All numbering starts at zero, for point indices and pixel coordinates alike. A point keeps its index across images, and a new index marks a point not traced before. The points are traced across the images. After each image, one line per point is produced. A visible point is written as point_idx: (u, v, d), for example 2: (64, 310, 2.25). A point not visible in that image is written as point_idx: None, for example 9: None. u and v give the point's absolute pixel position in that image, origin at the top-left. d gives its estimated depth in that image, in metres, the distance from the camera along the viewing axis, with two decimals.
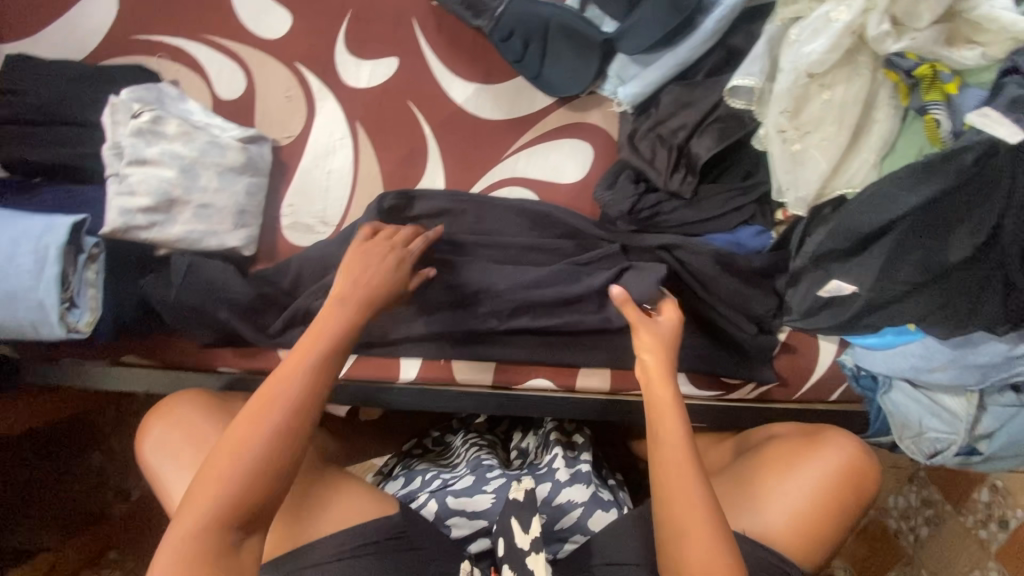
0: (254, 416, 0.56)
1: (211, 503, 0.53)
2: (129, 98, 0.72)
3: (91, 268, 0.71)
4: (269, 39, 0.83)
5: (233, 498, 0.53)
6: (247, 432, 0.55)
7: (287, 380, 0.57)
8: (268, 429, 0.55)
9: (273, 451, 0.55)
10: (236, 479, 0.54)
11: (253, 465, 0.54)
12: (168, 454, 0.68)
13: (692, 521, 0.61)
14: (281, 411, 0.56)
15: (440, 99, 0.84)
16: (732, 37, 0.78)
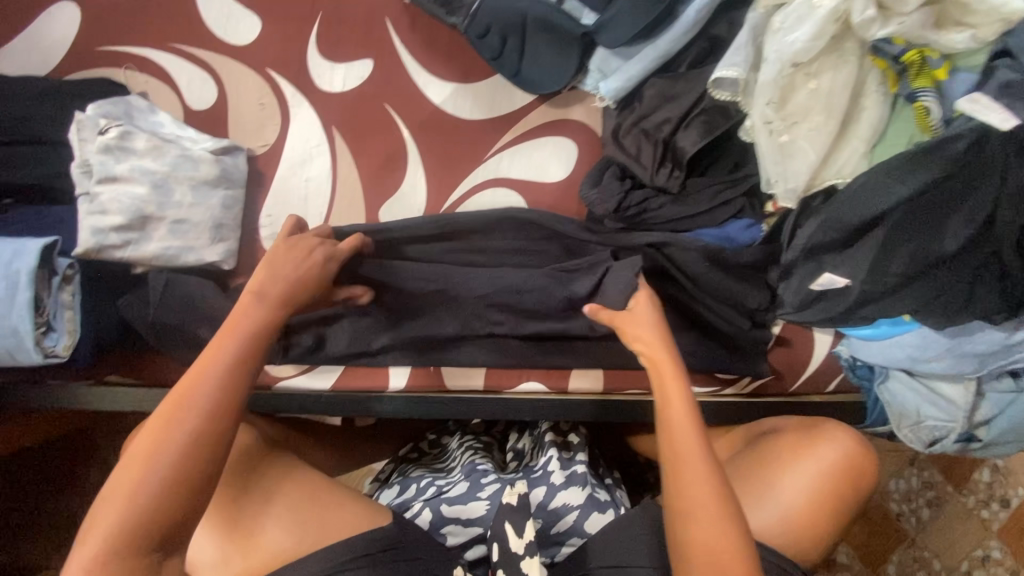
0: (159, 429, 0.52)
1: (116, 524, 0.49)
2: (95, 114, 0.71)
3: (66, 290, 0.69)
4: (239, 45, 0.80)
5: (138, 518, 0.50)
6: (151, 450, 0.51)
7: (196, 388, 0.53)
8: (176, 443, 0.51)
9: (187, 463, 0.52)
10: (141, 499, 0.50)
11: (162, 483, 0.51)
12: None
13: (698, 511, 0.59)
14: (190, 420, 0.53)
15: (418, 101, 0.82)
16: (715, 26, 0.76)
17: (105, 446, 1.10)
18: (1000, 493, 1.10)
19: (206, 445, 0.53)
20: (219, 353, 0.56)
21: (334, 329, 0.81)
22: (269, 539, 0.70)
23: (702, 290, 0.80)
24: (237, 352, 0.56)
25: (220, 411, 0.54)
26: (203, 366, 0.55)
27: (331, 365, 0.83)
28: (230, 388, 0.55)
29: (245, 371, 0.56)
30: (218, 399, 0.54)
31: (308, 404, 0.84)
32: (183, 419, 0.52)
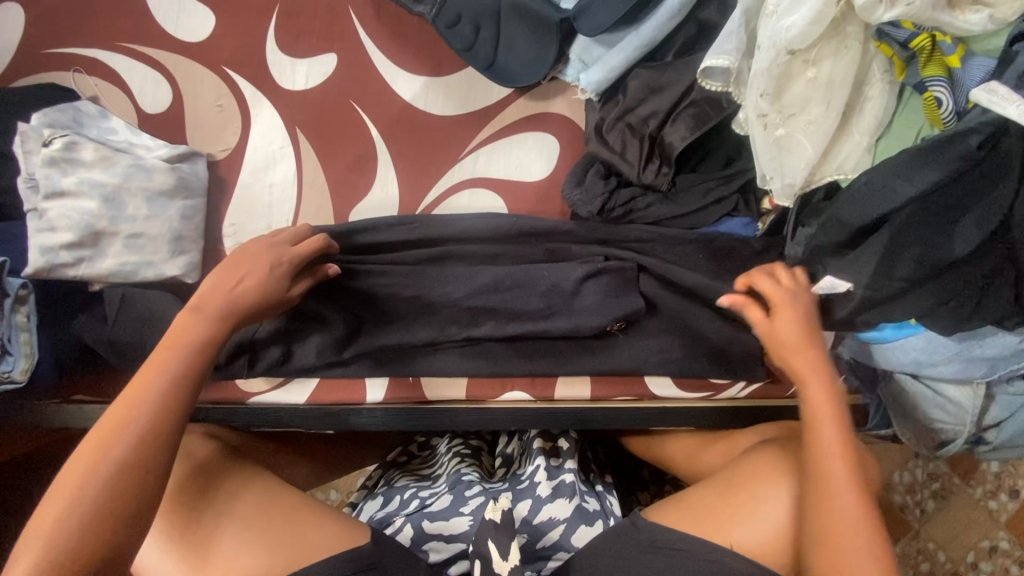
0: (88, 455, 0.48)
1: (48, 559, 0.45)
2: (39, 123, 0.66)
3: (21, 311, 0.66)
4: (192, 42, 0.75)
5: (80, 546, 0.46)
6: (78, 481, 0.47)
7: (126, 412, 0.50)
8: (111, 466, 0.48)
9: (120, 485, 0.48)
10: (69, 526, 0.46)
11: (95, 511, 0.47)
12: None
13: (844, 538, 0.52)
14: (138, 430, 0.50)
15: (386, 97, 0.77)
16: (703, 10, 0.69)
17: None
18: (1009, 482, 1.04)
19: (138, 475, 0.49)
20: (154, 378, 0.53)
21: (302, 342, 0.77)
22: (226, 557, 0.65)
23: (699, 294, 0.75)
24: (168, 374, 0.53)
25: (158, 431, 0.51)
26: (132, 392, 0.52)
27: (304, 378, 0.80)
28: (166, 408, 0.52)
29: (182, 390, 0.53)
30: (152, 425, 0.51)
31: (283, 417, 0.81)
32: (112, 449, 0.49)
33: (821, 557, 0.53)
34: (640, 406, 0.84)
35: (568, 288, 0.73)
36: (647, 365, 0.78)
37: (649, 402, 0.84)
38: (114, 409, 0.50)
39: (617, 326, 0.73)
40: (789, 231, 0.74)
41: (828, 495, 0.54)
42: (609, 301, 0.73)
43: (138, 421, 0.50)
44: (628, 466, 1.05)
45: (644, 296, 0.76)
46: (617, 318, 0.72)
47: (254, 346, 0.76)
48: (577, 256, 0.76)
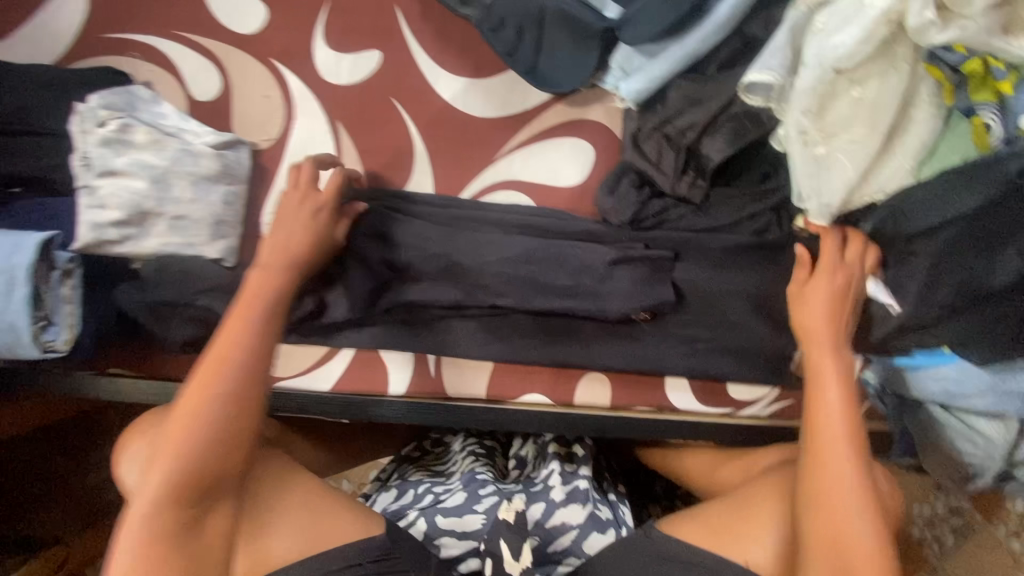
0: (193, 404, 0.58)
1: (170, 472, 0.56)
2: (95, 105, 0.69)
3: (67, 284, 0.68)
4: (244, 33, 0.77)
5: (192, 466, 0.57)
6: (192, 412, 0.58)
7: (213, 372, 0.60)
8: (217, 399, 0.59)
9: (216, 431, 0.58)
10: (180, 466, 0.56)
11: (198, 455, 0.57)
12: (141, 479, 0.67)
13: (836, 504, 0.57)
14: (234, 370, 0.60)
15: (427, 96, 0.78)
16: (750, 25, 0.68)
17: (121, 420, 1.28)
18: None
19: (239, 406, 0.59)
20: (243, 324, 0.62)
21: (335, 297, 0.77)
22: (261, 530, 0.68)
23: (723, 287, 0.78)
24: (244, 334, 0.62)
25: (241, 385, 0.60)
26: (227, 338, 0.62)
27: (332, 367, 0.82)
28: (244, 367, 0.61)
29: (261, 349, 0.62)
30: (245, 368, 0.61)
31: (307, 404, 0.82)
32: (216, 386, 0.59)
33: (818, 520, 0.57)
34: (658, 417, 0.85)
35: (600, 268, 0.76)
36: (670, 359, 0.80)
37: (670, 413, 0.85)
38: (215, 351, 0.61)
39: (644, 315, 0.77)
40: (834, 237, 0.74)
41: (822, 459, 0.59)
42: (639, 287, 0.76)
43: (233, 362, 0.60)
44: (642, 476, 1.05)
45: (677, 283, 0.78)
46: (644, 306, 0.76)
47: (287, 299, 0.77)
48: (612, 239, 0.77)
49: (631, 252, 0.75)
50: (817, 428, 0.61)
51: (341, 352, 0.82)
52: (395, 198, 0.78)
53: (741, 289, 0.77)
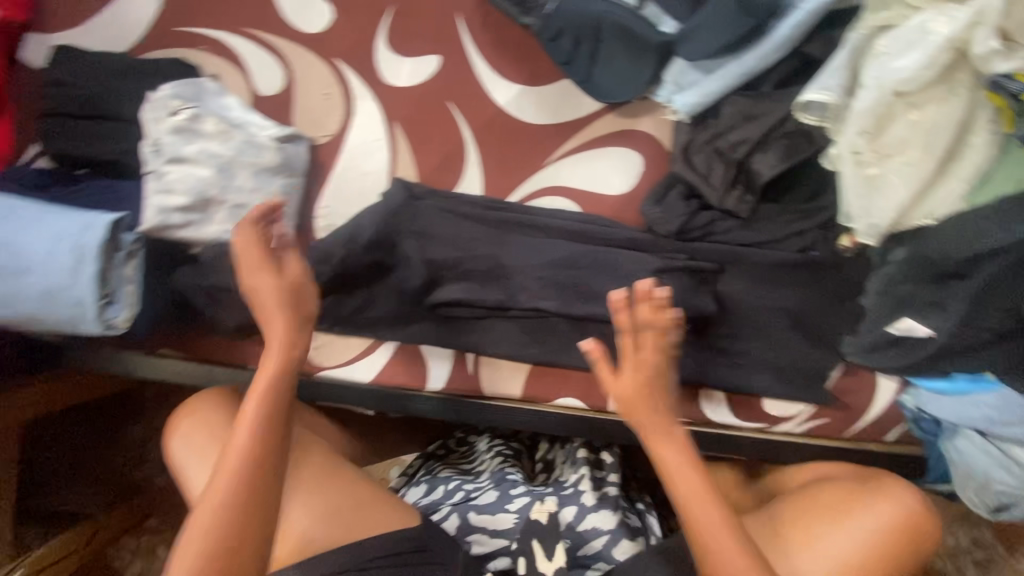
0: (221, 479, 0.60)
1: (202, 550, 0.57)
2: (168, 94, 0.71)
3: (130, 265, 0.70)
4: (310, 33, 0.79)
5: (222, 540, 0.57)
6: (222, 487, 0.59)
7: (246, 437, 0.62)
8: (242, 473, 0.60)
9: (251, 497, 0.60)
10: (212, 551, 0.57)
11: (234, 519, 0.59)
12: (194, 454, 0.69)
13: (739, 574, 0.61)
14: (253, 440, 0.62)
15: (482, 101, 0.80)
16: (809, 45, 0.69)
17: (151, 405, 1.33)
18: None
19: (263, 475, 0.61)
20: (259, 392, 0.64)
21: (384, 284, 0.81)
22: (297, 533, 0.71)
23: (763, 301, 0.79)
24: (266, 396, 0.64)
25: (271, 447, 0.63)
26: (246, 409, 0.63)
27: (374, 358, 0.83)
28: (272, 430, 0.64)
29: (276, 417, 0.64)
30: (264, 436, 0.62)
31: (348, 394, 0.84)
32: (240, 460, 0.61)
33: None
34: (691, 428, 0.85)
35: (644, 277, 0.77)
36: (709, 370, 0.81)
37: (702, 427, 0.85)
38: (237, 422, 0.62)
39: (684, 325, 0.78)
40: (878, 258, 0.75)
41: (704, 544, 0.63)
42: (685, 297, 0.76)
43: (252, 433, 0.62)
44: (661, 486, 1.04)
45: (718, 295, 0.79)
46: (685, 317, 0.77)
47: (339, 289, 0.81)
48: (658, 248, 0.78)
49: (675, 262, 0.77)
50: (687, 498, 0.64)
51: (381, 347, 0.83)
52: (444, 196, 0.80)
53: (782, 305, 0.78)
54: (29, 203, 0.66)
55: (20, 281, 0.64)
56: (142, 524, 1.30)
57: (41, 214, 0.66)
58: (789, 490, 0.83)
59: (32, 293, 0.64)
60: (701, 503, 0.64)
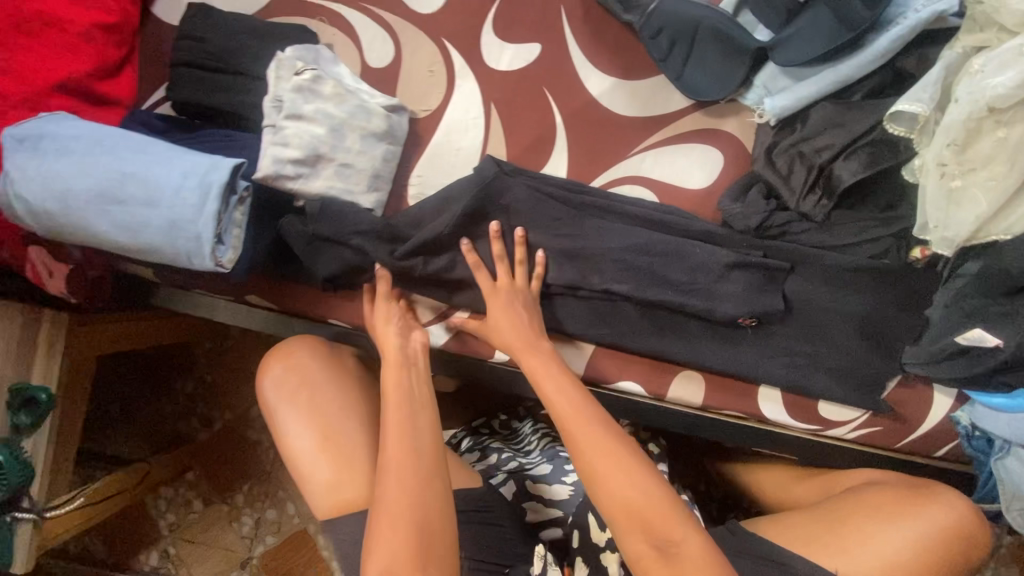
0: (397, 432, 0.69)
1: (408, 488, 0.66)
2: (293, 55, 0.76)
3: (239, 210, 0.74)
4: (422, 12, 0.85)
5: (415, 477, 0.67)
6: (398, 436, 0.69)
7: (399, 430, 0.69)
8: (409, 422, 0.70)
9: (419, 484, 0.66)
10: (414, 485, 0.66)
11: (419, 502, 0.65)
12: (290, 397, 0.76)
13: (614, 473, 0.66)
14: (409, 397, 0.71)
15: (577, 90, 0.84)
16: (902, 59, 0.74)
17: (203, 361, 1.36)
18: None
19: (428, 421, 0.71)
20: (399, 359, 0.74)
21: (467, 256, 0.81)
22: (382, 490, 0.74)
23: (828, 304, 0.81)
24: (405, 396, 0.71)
25: (425, 440, 0.70)
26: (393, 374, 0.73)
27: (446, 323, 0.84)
28: (416, 410, 0.71)
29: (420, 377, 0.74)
30: (415, 392, 0.73)
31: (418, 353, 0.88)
32: (402, 412, 0.70)
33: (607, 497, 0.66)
34: (747, 424, 0.87)
35: (716, 270, 0.80)
36: (770, 369, 0.83)
37: (757, 423, 0.87)
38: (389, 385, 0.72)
39: (749, 321, 0.81)
40: (948, 270, 0.79)
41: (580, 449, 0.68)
42: (751, 293, 0.80)
43: (406, 392, 0.71)
44: (685, 481, 1.08)
45: (786, 294, 0.82)
46: (753, 312, 0.80)
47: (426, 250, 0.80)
48: (732, 243, 0.82)
49: (750, 258, 0.80)
50: (565, 415, 0.70)
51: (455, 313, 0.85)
52: (531, 176, 0.83)
53: (849, 310, 0.81)
54: (160, 143, 0.71)
55: (148, 211, 0.69)
56: (182, 476, 1.35)
57: (171, 153, 0.71)
58: (834, 493, 0.84)
59: (156, 224, 0.69)
60: (579, 415, 0.69)
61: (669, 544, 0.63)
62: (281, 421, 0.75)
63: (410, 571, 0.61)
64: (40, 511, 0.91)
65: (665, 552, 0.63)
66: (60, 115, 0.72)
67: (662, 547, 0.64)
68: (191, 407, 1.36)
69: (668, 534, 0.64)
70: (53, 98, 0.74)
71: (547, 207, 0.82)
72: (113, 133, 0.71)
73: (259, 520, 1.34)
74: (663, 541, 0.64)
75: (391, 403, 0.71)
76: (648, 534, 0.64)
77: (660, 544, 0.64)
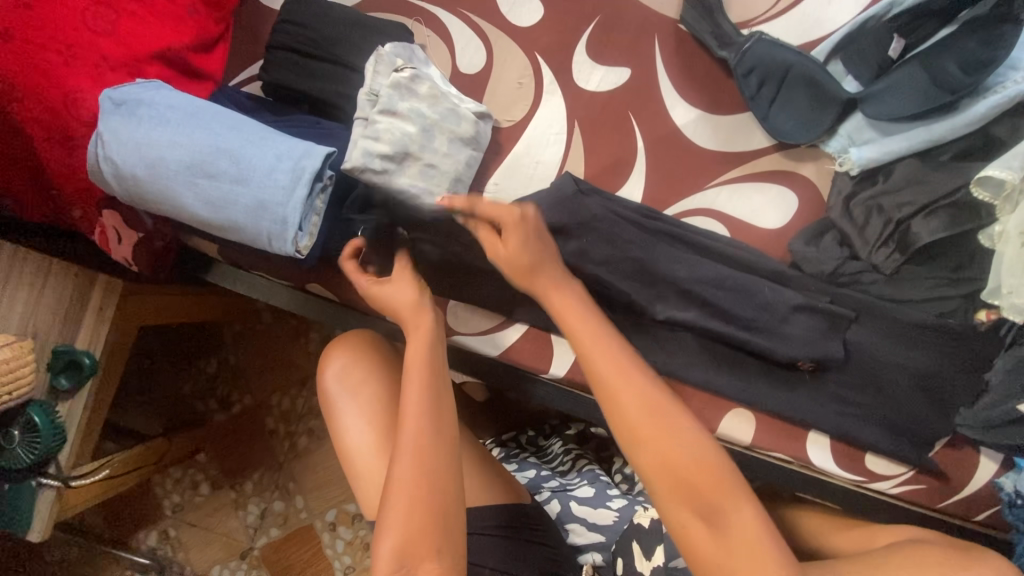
0: (413, 413, 0.63)
1: (418, 475, 0.61)
2: (392, 52, 0.77)
3: (321, 197, 0.73)
4: (517, 25, 0.86)
5: (423, 462, 0.62)
6: (415, 417, 0.63)
7: (417, 405, 0.63)
8: (425, 400, 0.64)
9: (434, 467, 0.62)
10: (426, 473, 0.61)
11: (433, 486, 0.61)
12: (349, 390, 0.76)
13: (653, 431, 0.57)
14: (426, 375, 0.65)
15: (661, 118, 0.85)
16: (995, 125, 0.75)
17: (229, 343, 1.35)
18: None
19: (444, 402, 0.65)
20: (416, 333, 0.68)
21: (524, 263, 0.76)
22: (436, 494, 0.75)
23: (892, 358, 0.81)
24: (427, 373, 0.66)
25: (444, 421, 0.65)
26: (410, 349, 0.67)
27: (502, 335, 0.85)
28: (436, 390, 0.65)
29: (437, 354, 0.68)
30: (433, 367, 0.66)
31: (471, 360, 0.87)
32: (418, 390, 0.64)
33: (649, 458, 0.57)
34: (789, 467, 0.85)
35: (782, 311, 0.80)
36: (823, 415, 0.82)
37: (801, 467, 0.85)
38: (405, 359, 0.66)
39: (808, 366, 0.80)
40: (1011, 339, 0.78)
41: (619, 397, 0.59)
42: (815, 338, 0.79)
43: (422, 369, 0.66)
44: None
45: (848, 343, 0.82)
46: (815, 357, 0.79)
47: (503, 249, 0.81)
48: (801, 287, 0.82)
49: (818, 303, 0.80)
50: (593, 365, 0.61)
51: (513, 327, 0.85)
52: (605, 196, 0.84)
53: (910, 366, 0.80)
54: (255, 124, 0.71)
55: (236, 189, 0.69)
56: (192, 457, 1.32)
57: (265, 134, 0.71)
58: (872, 549, 0.81)
59: (243, 203, 0.69)
60: (608, 366, 0.60)
61: (719, 516, 0.54)
62: (339, 413, 0.75)
63: (423, 558, 0.59)
64: (65, 480, 0.88)
65: (715, 525, 0.54)
66: (154, 82, 0.72)
67: (712, 521, 0.54)
68: (211, 389, 1.34)
69: (720, 505, 0.55)
70: (148, 66, 0.75)
71: (622, 228, 0.83)
72: (209, 108, 0.71)
73: (266, 511, 1.30)
74: (714, 514, 0.55)
75: (410, 381, 0.65)
76: (693, 503, 0.55)
77: (708, 516, 0.54)
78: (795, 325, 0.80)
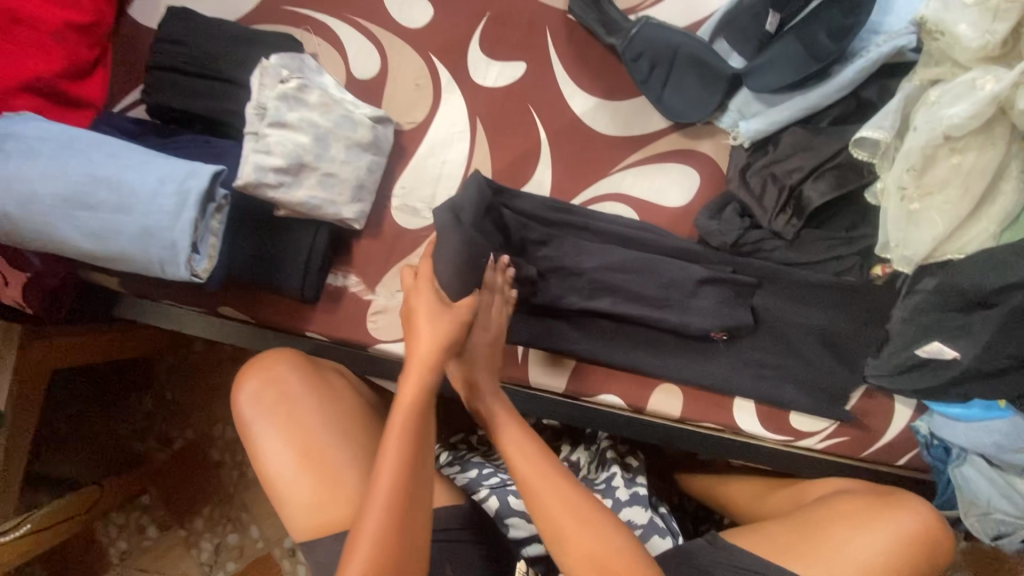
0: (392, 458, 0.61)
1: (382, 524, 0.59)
2: (277, 63, 0.75)
3: (216, 218, 0.71)
4: (408, 28, 0.86)
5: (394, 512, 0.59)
6: (395, 463, 0.61)
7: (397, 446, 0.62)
8: (402, 444, 0.62)
9: (406, 533, 0.59)
10: (393, 523, 0.59)
11: (399, 534, 0.59)
12: (266, 411, 0.74)
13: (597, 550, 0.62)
14: (412, 419, 0.64)
15: (561, 108, 0.86)
16: (866, 89, 0.80)
17: (163, 377, 1.31)
18: None
19: (421, 447, 0.64)
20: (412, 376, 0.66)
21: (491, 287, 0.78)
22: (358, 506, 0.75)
23: (803, 319, 0.84)
24: (410, 441, 0.63)
25: (420, 468, 0.63)
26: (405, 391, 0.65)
27: None
28: (418, 434, 0.64)
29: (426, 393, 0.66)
30: (419, 411, 0.65)
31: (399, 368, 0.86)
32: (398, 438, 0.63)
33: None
34: (721, 436, 0.86)
35: (690, 285, 0.82)
36: (744, 382, 0.84)
37: (731, 435, 0.86)
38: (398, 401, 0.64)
39: (722, 335, 0.83)
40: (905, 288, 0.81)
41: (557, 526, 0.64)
42: (720, 308, 0.82)
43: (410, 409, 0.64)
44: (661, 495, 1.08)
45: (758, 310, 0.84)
46: (724, 326, 0.82)
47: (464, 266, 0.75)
48: (706, 260, 0.84)
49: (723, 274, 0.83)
50: (544, 493, 0.65)
51: None
52: (507, 191, 0.84)
53: (817, 325, 0.83)
54: (137, 149, 0.69)
55: (120, 218, 0.66)
56: (135, 501, 1.27)
57: (147, 158, 0.68)
58: (804, 504, 0.83)
59: (130, 231, 0.67)
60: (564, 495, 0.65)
61: None
62: (258, 437, 0.73)
63: None
64: None
65: None
66: (22, 115, 0.69)
67: None
68: (148, 426, 1.29)
69: None
70: (16, 98, 0.72)
71: (531, 220, 0.83)
72: (84, 137, 0.69)
73: (220, 546, 1.26)
74: None
75: (395, 422, 0.63)
76: None
77: None
78: (709, 297, 0.82)
